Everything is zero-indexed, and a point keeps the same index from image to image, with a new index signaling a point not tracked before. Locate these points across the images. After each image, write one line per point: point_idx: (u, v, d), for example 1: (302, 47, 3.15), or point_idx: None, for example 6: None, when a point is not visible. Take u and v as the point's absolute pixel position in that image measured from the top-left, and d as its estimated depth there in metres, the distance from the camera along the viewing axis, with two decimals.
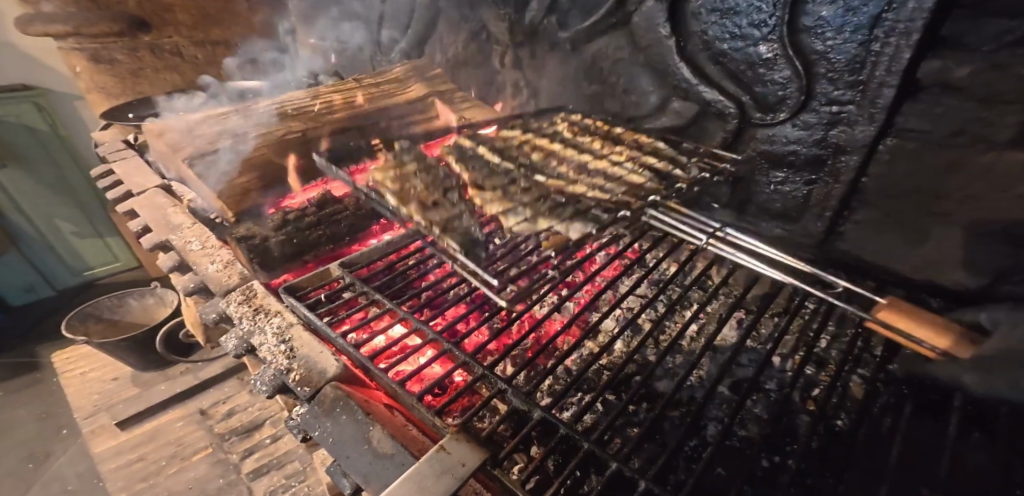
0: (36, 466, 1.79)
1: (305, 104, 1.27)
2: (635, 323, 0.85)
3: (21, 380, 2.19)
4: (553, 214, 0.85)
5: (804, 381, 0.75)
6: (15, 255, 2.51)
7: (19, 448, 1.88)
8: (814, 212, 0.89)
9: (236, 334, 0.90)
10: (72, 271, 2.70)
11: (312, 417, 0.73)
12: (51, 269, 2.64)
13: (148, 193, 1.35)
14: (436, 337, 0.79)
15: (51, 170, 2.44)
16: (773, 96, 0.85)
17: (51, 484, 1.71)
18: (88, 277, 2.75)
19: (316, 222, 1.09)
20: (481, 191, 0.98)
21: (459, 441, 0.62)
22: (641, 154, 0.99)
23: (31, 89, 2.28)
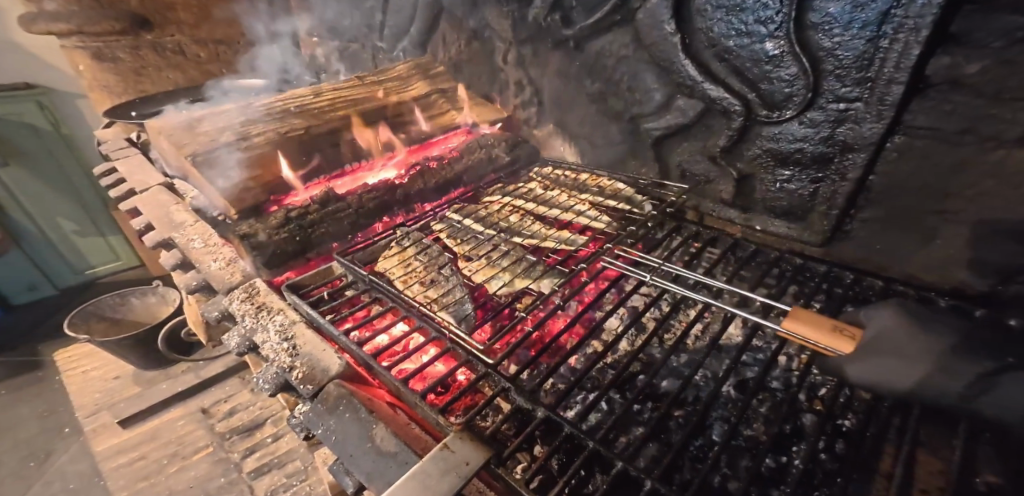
0: (37, 465, 1.79)
1: (308, 101, 1.26)
2: (639, 322, 0.84)
3: (22, 378, 2.18)
4: (526, 274, 0.93)
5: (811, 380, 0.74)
6: (17, 255, 2.50)
7: (21, 446, 1.88)
8: (820, 210, 0.88)
9: (238, 331, 0.90)
10: (74, 269, 2.70)
11: (315, 415, 0.72)
12: (53, 269, 2.64)
13: (149, 192, 1.34)
14: (439, 335, 0.79)
15: (53, 169, 2.45)
16: (778, 94, 0.84)
17: (52, 482, 1.71)
18: (89, 275, 2.75)
19: (319, 220, 1.08)
20: (469, 261, 0.99)
21: (463, 440, 0.62)
22: (600, 200, 1.12)
23: (34, 87, 2.29)
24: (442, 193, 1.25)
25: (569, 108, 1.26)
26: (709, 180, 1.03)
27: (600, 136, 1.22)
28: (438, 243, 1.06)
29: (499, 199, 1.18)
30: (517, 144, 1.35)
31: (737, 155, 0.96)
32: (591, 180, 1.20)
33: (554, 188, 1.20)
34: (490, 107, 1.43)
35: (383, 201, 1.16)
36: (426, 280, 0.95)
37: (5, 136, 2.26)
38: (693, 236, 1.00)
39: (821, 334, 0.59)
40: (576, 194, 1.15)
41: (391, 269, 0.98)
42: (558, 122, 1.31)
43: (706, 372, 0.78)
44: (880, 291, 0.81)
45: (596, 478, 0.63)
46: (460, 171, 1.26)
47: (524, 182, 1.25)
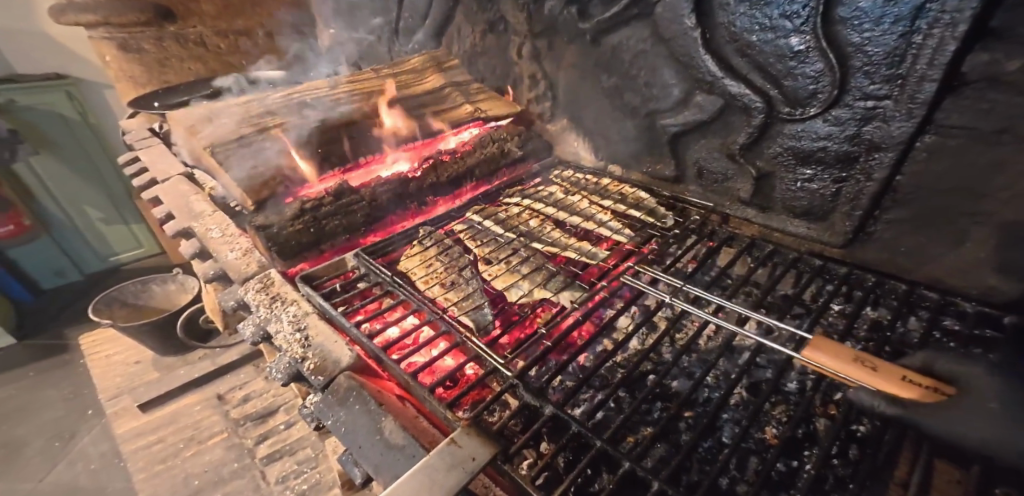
0: (62, 444, 1.85)
1: (324, 94, 1.27)
2: (651, 320, 0.82)
3: (50, 360, 2.26)
4: (547, 285, 0.86)
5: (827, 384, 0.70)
6: (48, 244, 2.58)
7: (47, 426, 1.94)
8: (843, 210, 0.85)
9: (252, 320, 0.91)
10: (99, 255, 2.78)
11: (326, 406, 0.73)
12: (80, 256, 2.72)
13: (168, 183, 1.36)
14: (449, 329, 0.78)
15: (81, 157, 2.52)
16: (801, 91, 0.81)
17: (76, 462, 1.77)
18: (114, 262, 2.83)
19: (334, 212, 1.08)
20: (489, 265, 0.93)
21: (470, 435, 0.61)
22: (622, 209, 1.04)
23: (65, 78, 2.37)
24: (454, 186, 1.25)
25: (583, 103, 1.25)
26: (727, 178, 1.01)
27: (614, 133, 1.20)
28: (459, 244, 1.01)
29: (519, 201, 1.12)
30: (530, 138, 1.34)
31: (759, 152, 0.93)
32: (613, 185, 1.16)
33: (575, 191, 1.13)
34: (505, 101, 1.39)
35: (397, 194, 1.16)
36: (446, 282, 0.91)
37: (37, 126, 2.33)
38: (708, 236, 0.95)
39: (837, 363, 0.59)
40: (597, 201, 1.08)
41: (413, 270, 0.95)
42: (572, 117, 1.30)
43: (718, 372, 0.75)
44: (902, 294, 0.77)
45: (600, 474, 0.62)
46: (472, 165, 1.25)
47: (544, 186, 1.20)
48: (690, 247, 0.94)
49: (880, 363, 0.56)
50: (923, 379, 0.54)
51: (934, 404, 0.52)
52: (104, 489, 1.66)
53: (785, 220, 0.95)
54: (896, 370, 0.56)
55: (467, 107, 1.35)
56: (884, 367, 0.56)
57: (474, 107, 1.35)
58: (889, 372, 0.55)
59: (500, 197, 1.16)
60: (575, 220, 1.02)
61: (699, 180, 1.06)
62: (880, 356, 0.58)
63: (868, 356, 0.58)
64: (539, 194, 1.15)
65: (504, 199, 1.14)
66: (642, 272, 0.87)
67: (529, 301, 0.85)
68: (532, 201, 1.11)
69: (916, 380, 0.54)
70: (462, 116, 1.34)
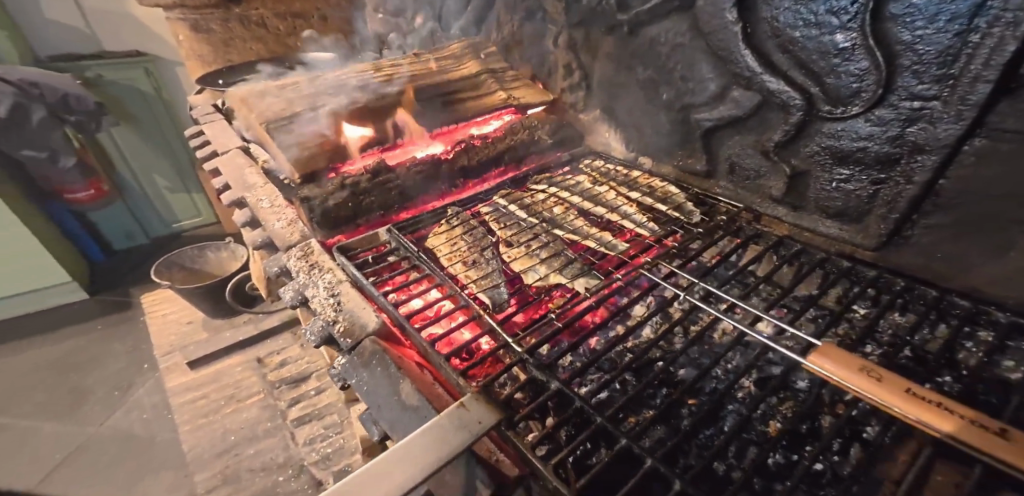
0: (121, 394, 2.03)
1: (368, 76, 1.33)
2: (665, 311, 0.82)
3: (115, 316, 2.48)
4: (563, 271, 0.87)
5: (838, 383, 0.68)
6: (122, 209, 2.82)
7: (110, 375, 2.14)
8: (879, 213, 0.82)
9: (293, 286, 0.98)
10: (164, 222, 3.01)
11: (351, 366, 0.78)
12: (149, 223, 2.96)
13: (227, 156, 1.46)
14: (467, 303, 0.81)
15: (155, 129, 2.74)
16: (844, 88, 0.79)
17: (132, 410, 1.94)
18: (176, 229, 3.06)
19: (371, 189, 1.13)
20: (510, 247, 0.96)
21: (477, 400, 0.63)
22: (649, 202, 1.04)
23: (145, 55, 2.59)
24: (485, 169, 1.28)
25: (617, 93, 1.25)
26: (760, 175, 0.99)
27: (646, 125, 1.20)
28: (483, 225, 1.04)
29: (545, 188, 1.14)
30: (561, 127, 1.35)
31: (796, 150, 0.91)
32: (642, 178, 1.16)
33: (603, 182, 1.14)
34: (539, 90, 1.42)
35: (429, 175, 1.20)
36: (468, 260, 0.94)
37: (119, 99, 2.56)
38: (734, 232, 0.94)
39: (843, 370, 0.58)
40: (624, 192, 1.09)
41: (438, 247, 0.99)
42: (605, 107, 1.30)
43: (729, 365, 0.74)
44: (932, 301, 0.74)
45: (596, 449, 0.63)
46: (503, 150, 1.28)
47: (573, 175, 1.21)
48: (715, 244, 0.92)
49: (886, 373, 0.56)
50: (927, 392, 0.53)
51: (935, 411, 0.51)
52: (154, 437, 1.82)
53: (818, 221, 0.92)
54: (900, 383, 0.55)
55: (501, 94, 1.38)
56: (889, 379, 0.56)
57: (507, 94, 1.38)
58: (893, 384, 0.55)
59: (527, 184, 1.19)
60: (598, 210, 1.02)
61: (729, 176, 1.05)
62: (886, 370, 0.57)
63: (873, 368, 0.57)
64: (566, 183, 1.16)
65: (531, 185, 1.17)
66: (661, 266, 0.87)
67: (545, 285, 0.86)
68: (559, 189, 1.13)
69: (919, 393, 0.53)
70: (495, 103, 1.36)
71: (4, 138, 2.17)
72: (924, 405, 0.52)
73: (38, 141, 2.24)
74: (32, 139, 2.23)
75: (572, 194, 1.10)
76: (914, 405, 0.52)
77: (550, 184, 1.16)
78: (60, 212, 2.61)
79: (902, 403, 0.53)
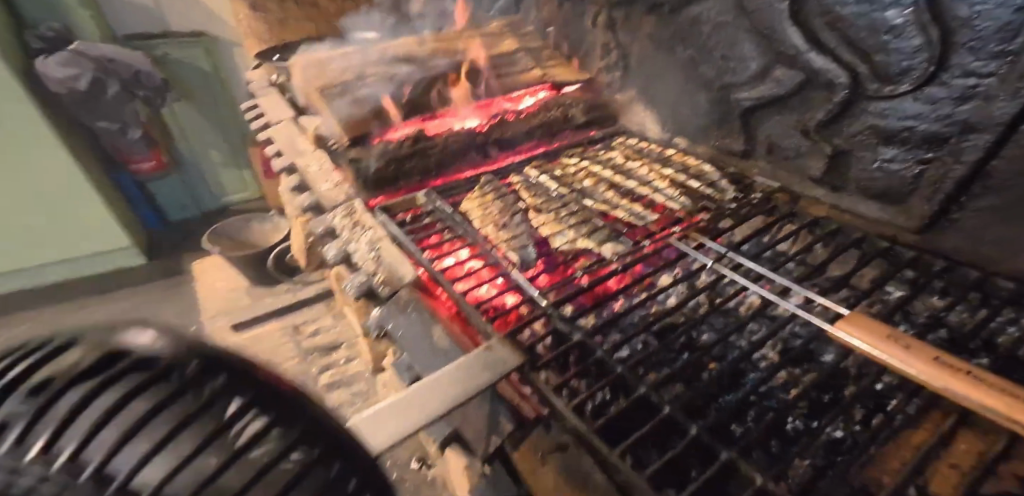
0: None
1: (412, 49, 1.38)
2: (692, 280, 0.83)
3: (167, 281, 2.65)
4: (591, 236, 0.90)
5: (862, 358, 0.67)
6: (178, 182, 3.00)
7: None
8: (923, 194, 0.80)
9: (337, 242, 1.03)
10: (215, 195, 3.16)
11: (388, 313, 0.82)
12: (200, 197, 3.11)
13: (280, 126, 1.55)
14: (499, 261, 0.84)
15: (212, 107, 2.91)
16: (894, 65, 0.77)
17: None
18: (224, 203, 3.20)
19: (413, 152, 1.17)
20: (539, 213, 0.98)
21: (504, 344, 0.66)
22: (681, 178, 1.04)
23: (205, 35, 2.74)
24: (518, 141, 1.31)
25: (656, 72, 1.24)
26: (799, 155, 0.97)
27: (682, 105, 1.20)
28: (513, 192, 1.07)
29: (577, 161, 1.17)
30: (594, 106, 1.37)
31: (840, 130, 0.89)
32: (677, 156, 1.16)
33: (636, 158, 1.15)
34: (574, 69, 1.44)
35: (465, 145, 1.24)
36: (498, 223, 0.96)
37: (181, 76, 2.76)
38: (768, 210, 0.93)
39: (870, 338, 0.57)
40: (657, 168, 1.09)
41: (470, 210, 1.02)
42: (641, 87, 1.30)
43: (753, 334, 0.74)
44: (973, 283, 0.73)
45: (616, 397, 0.64)
46: (537, 125, 1.31)
47: (606, 150, 1.23)
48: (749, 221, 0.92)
49: (913, 342, 0.55)
50: (957, 361, 0.52)
51: (963, 378, 0.50)
52: None
53: (857, 202, 0.90)
54: (928, 351, 0.54)
55: (536, 71, 1.41)
56: (918, 348, 0.55)
57: (543, 72, 1.41)
58: (921, 352, 0.54)
59: (560, 157, 1.21)
60: (629, 183, 1.04)
61: (767, 156, 1.04)
62: (915, 340, 0.56)
63: (901, 337, 0.56)
64: (598, 159, 1.18)
65: (562, 158, 1.20)
66: (690, 237, 0.87)
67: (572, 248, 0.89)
68: (591, 163, 1.15)
69: (948, 361, 0.52)
70: (530, 80, 1.40)
71: (85, 108, 2.44)
72: (953, 373, 0.51)
73: (113, 112, 2.49)
74: (106, 111, 2.49)
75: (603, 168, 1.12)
76: (942, 372, 0.51)
77: (582, 158, 1.18)
78: (124, 181, 2.81)
79: (929, 370, 0.52)
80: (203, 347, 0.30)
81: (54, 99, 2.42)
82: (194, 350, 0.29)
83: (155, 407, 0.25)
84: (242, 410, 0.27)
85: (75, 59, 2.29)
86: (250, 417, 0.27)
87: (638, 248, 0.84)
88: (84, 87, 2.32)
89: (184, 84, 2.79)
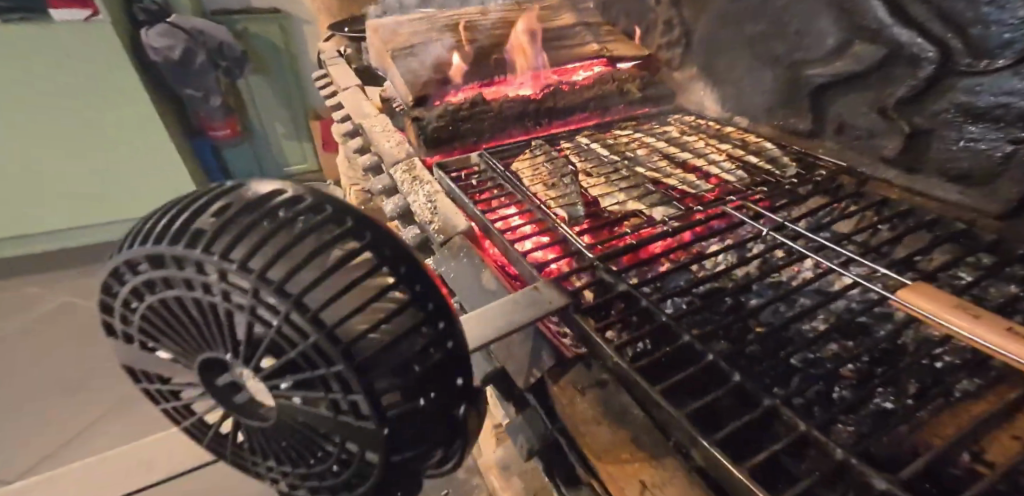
0: None
1: (474, 19, 1.42)
2: (743, 249, 0.81)
3: None
4: (642, 198, 0.90)
5: (922, 335, 0.63)
6: (249, 151, 3.21)
7: None
8: (1013, 177, 0.74)
9: (398, 196, 1.10)
10: (279, 165, 3.35)
11: (441, 258, 0.87)
12: (268, 164, 3.31)
13: (348, 91, 1.62)
14: (548, 217, 0.86)
15: (282, 79, 3.09)
16: (993, 37, 0.71)
17: None
18: (287, 173, 3.38)
19: (468, 116, 1.21)
20: (589, 177, 1.00)
21: (548, 286, 0.68)
22: (739, 153, 1.03)
23: (281, 12, 2.92)
24: (571, 113, 1.31)
25: (721, 48, 1.21)
26: (873, 135, 0.92)
27: (745, 83, 1.17)
28: (564, 156, 1.10)
29: (629, 133, 1.19)
30: (652, 83, 1.36)
31: (924, 107, 0.83)
32: (735, 132, 1.14)
33: (693, 133, 1.15)
34: (633, 45, 1.42)
35: (519, 112, 1.26)
36: (548, 183, 0.98)
37: (257, 50, 2.95)
38: (832, 189, 0.89)
39: (936, 305, 0.54)
40: (714, 142, 1.08)
41: (522, 171, 1.05)
42: (703, 65, 1.28)
43: (803, 303, 0.72)
44: None
45: (657, 348, 0.63)
46: (591, 96, 1.31)
47: (662, 125, 1.23)
48: (812, 194, 0.88)
49: (986, 312, 0.51)
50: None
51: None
52: None
53: (937, 184, 0.84)
54: (1002, 323, 0.50)
55: (594, 45, 1.41)
56: (991, 320, 0.51)
57: (600, 46, 1.41)
58: (992, 322, 0.50)
59: (611, 130, 1.23)
60: (683, 155, 1.04)
61: (836, 136, 1.00)
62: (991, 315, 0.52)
63: (975, 309, 0.53)
64: (652, 133, 1.18)
65: (615, 129, 1.22)
66: (745, 207, 0.85)
67: (620, 210, 0.90)
68: (647, 137, 1.17)
69: (1022, 332, 0.48)
70: (587, 54, 1.40)
71: (175, 76, 2.61)
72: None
73: (195, 80, 2.66)
74: (193, 79, 2.65)
75: (658, 141, 1.13)
76: (1011, 341, 0.47)
77: (638, 132, 1.19)
78: (203, 147, 3.02)
79: (994, 337, 0.48)
80: (349, 211, 0.41)
81: (150, 67, 2.62)
82: (347, 212, 0.40)
83: (323, 256, 0.37)
84: (376, 271, 0.39)
85: (172, 31, 2.48)
86: (382, 274, 0.40)
87: (689, 213, 0.84)
88: (178, 57, 2.50)
89: (259, 56, 2.97)
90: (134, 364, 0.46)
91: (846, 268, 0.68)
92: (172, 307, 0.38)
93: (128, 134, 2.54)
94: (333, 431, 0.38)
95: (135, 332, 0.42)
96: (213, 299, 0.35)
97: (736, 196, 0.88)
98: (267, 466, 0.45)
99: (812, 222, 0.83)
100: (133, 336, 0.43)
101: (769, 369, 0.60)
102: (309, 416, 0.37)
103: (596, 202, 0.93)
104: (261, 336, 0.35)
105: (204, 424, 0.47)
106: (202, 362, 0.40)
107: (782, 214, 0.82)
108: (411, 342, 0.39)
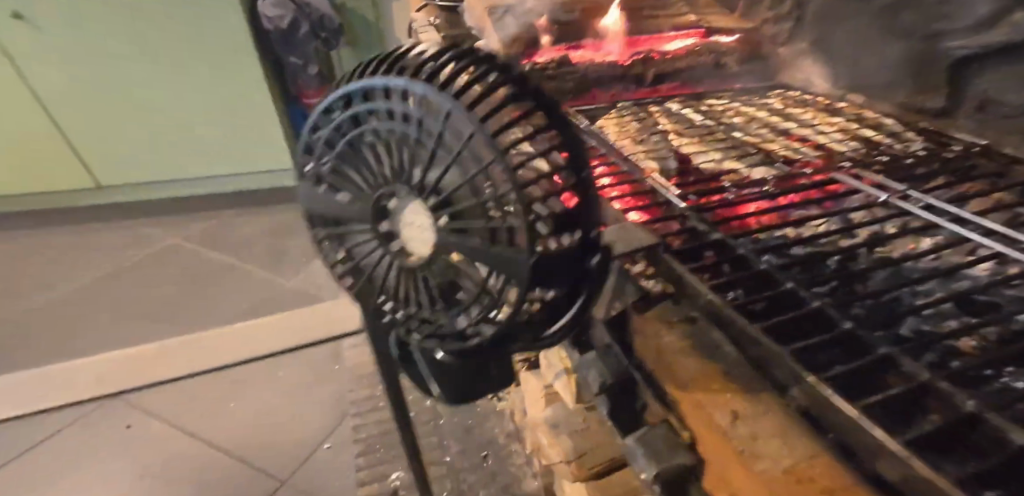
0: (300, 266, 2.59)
1: None
2: (849, 218, 0.76)
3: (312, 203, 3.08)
4: (738, 159, 0.86)
5: None
6: None
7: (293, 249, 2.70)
8: None
9: None
10: None
11: None
12: None
13: None
14: (635, 168, 0.84)
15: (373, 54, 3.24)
16: None
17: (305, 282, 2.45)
18: None
19: (556, 75, 1.20)
20: (681, 136, 0.97)
21: (636, 226, 0.67)
22: (850, 126, 0.95)
23: None
24: (661, 81, 1.26)
25: (841, 20, 1.12)
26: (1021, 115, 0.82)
27: (865, 58, 1.08)
28: (654, 118, 1.07)
29: (725, 102, 1.13)
30: (754, 57, 1.29)
31: None
32: (847, 108, 1.05)
33: (797, 105, 1.08)
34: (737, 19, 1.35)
35: (609, 75, 1.24)
36: (637, 140, 0.96)
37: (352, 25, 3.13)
38: (963, 165, 0.81)
39: None
40: (821, 115, 1.01)
41: (609, 127, 1.03)
42: (816, 39, 1.19)
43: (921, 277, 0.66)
44: None
45: (751, 294, 0.59)
46: (686, 66, 1.26)
47: (762, 98, 1.17)
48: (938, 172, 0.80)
49: None
50: None
51: None
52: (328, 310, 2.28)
53: None
54: None
55: (694, 16, 1.36)
56: None
57: (701, 18, 1.36)
58: None
59: (705, 98, 1.18)
60: (785, 124, 0.98)
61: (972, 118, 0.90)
62: None
63: None
64: (751, 103, 1.12)
65: (709, 99, 1.17)
66: (857, 174, 0.79)
67: (713, 168, 0.86)
68: (743, 106, 1.11)
69: None
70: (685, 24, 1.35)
71: (283, 43, 2.78)
72: None
73: (300, 49, 2.81)
74: (297, 47, 2.80)
75: (757, 111, 1.07)
76: None
77: (734, 100, 1.13)
78: (297, 114, 3.12)
79: None
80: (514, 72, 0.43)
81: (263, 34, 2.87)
82: (508, 71, 0.42)
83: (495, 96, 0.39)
84: (534, 114, 0.40)
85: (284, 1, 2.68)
86: (538, 119, 0.41)
87: (792, 176, 0.79)
88: (286, 26, 2.70)
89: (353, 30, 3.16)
90: (314, 208, 0.56)
91: (980, 237, 0.62)
92: (370, 140, 0.46)
93: (241, 97, 2.86)
94: (485, 262, 0.40)
95: (323, 171, 0.52)
96: (408, 127, 0.42)
97: (848, 163, 0.82)
98: (405, 311, 0.52)
99: (945, 194, 0.74)
100: (321, 177, 0.53)
101: (883, 330, 0.56)
102: (458, 242, 0.41)
103: (688, 159, 0.89)
104: (440, 162, 0.41)
105: (361, 273, 0.56)
106: (376, 200, 0.48)
107: (902, 184, 0.76)
108: (570, 196, 0.41)
